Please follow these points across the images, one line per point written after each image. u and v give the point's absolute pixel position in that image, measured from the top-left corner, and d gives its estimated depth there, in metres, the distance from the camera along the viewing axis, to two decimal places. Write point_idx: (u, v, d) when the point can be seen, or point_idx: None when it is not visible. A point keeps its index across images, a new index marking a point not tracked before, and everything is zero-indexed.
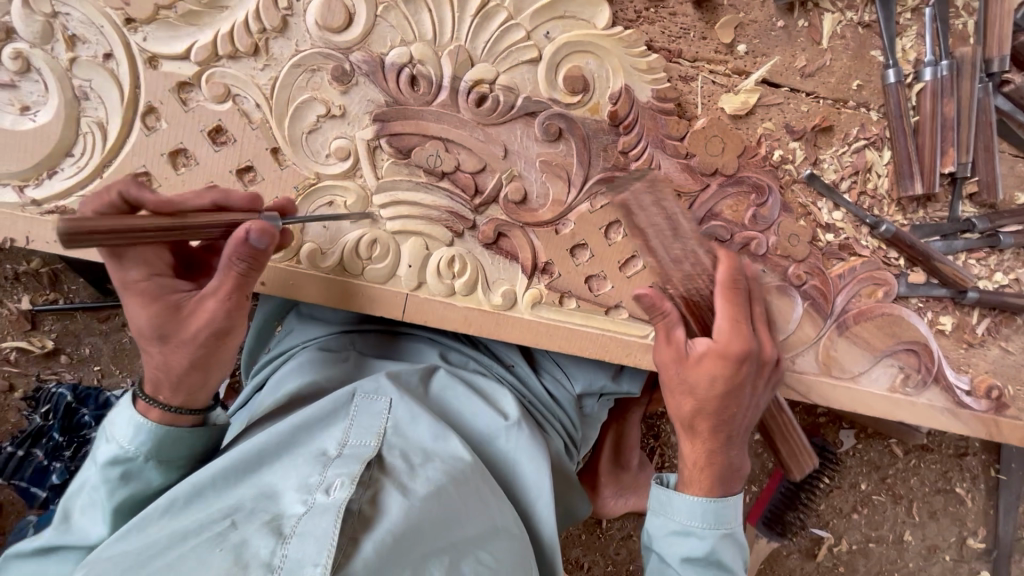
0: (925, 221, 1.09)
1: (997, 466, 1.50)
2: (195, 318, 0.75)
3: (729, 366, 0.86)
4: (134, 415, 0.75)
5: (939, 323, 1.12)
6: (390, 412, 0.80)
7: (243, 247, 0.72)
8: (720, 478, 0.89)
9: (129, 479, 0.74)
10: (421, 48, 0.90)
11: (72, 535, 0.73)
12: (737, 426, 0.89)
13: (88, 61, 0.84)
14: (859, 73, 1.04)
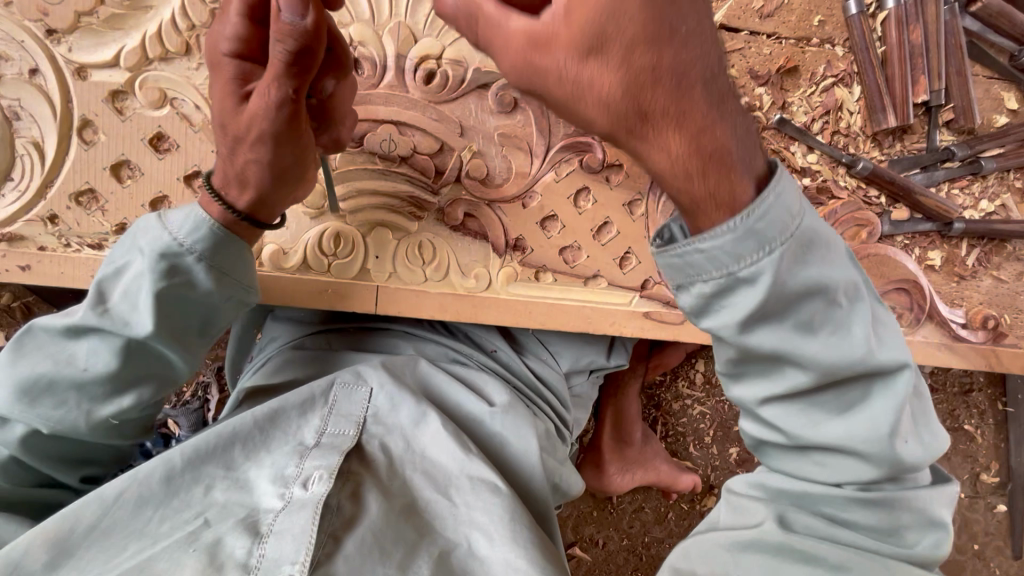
0: (904, 155, 1.07)
1: (1005, 399, 1.53)
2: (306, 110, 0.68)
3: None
4: (195, 208, 0.69)
5: (928, 259, 1.13)
6: (371, 400, 0.78)
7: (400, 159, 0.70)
8: (720, 166, 0.49)
9: (175, 279, 0.67)
10: (360, 29, 0.86)
11: (113, 321, 0.67)
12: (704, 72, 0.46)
13: (14, 79, 0.79)
14: (820, 8, 1.00)
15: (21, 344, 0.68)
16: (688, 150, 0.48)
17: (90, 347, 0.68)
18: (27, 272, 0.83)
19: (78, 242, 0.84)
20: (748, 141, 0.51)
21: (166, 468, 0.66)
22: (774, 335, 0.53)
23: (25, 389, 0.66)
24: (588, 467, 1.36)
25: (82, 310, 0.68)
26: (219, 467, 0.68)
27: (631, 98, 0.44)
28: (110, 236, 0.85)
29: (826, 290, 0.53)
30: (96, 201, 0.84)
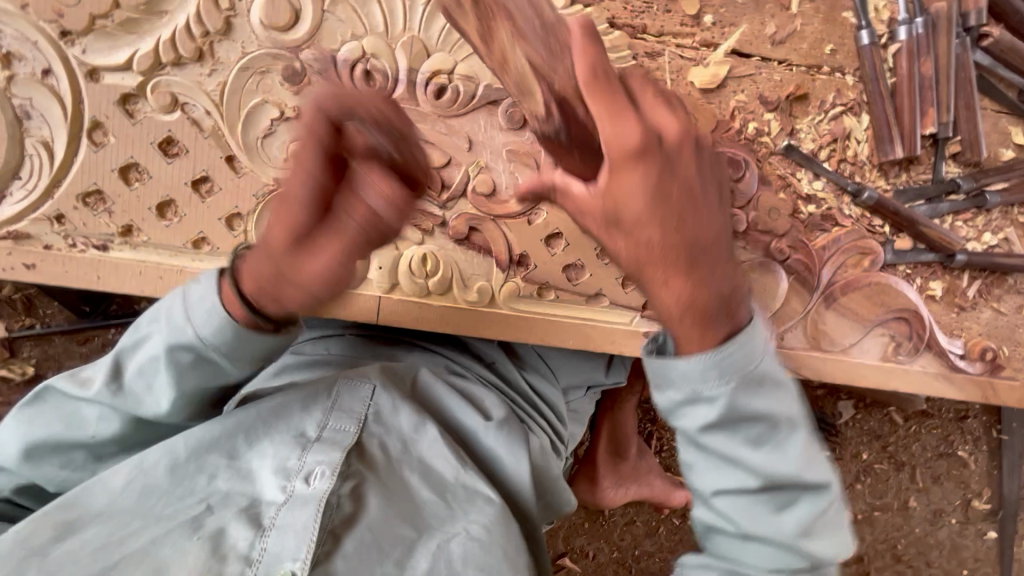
0: (909, 185, 1.07)
1: (999, 427, 1.53)
2: (308, 251, 0.55)
3: (638, 164, 0.50)
4: (213, 298, 0.64)
5: (929, 289, 1.13)
6: (374, 398, 0.75)
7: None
8: (706, 322, 0.53)
9: (193, 368, 0.66)
10: (373, 42, 0.85)
11: (127, 398, 0.67)
12: (707, 250, 0.52)
13: (27, 79, 0.80)
14: (832, 37, 1.00)
15: (42, 398, 0.69)
16: (690, 297, 0.52)
17: (97, 413, 0.69)
18: (33, 270, 0.84)
19: (84, 243, 0.85)
20: (736, 288, 0.54)
21: (170, 458, 0.66)
22: (683, 381, 0.54)
23: (37, 449, 0.69)
24: (582, 480, 1.37)
25: (96, 385, 0.67)
26: (221, 456, 0.66)
27: (636, 266, 0.53)
28: (115, 238, 0.85)
29: (732, 348, 0.53)
30: (103, 202, 0.84)
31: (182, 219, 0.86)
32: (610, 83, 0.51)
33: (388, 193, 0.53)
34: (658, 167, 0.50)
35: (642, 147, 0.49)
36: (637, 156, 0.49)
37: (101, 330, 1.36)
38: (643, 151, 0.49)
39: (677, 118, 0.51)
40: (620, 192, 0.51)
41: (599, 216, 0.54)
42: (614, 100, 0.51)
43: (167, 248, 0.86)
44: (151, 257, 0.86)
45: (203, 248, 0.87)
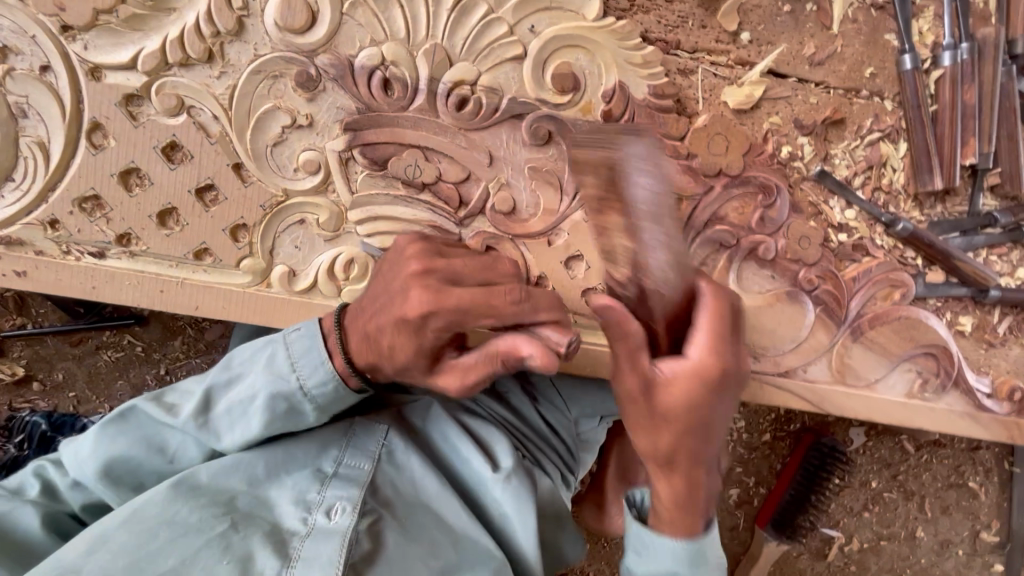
0: (944, 217, 1.03)
1: (1011, 458, 1.48)
2: (450, 370, 0.67)
3: (705, 387, 0.69)
4: (321, 352, 0.73)
5: (958, 324, 1.08)
6: (384, 442, 0.78)
7: (513, 356, 0.64)
8: (679, 525, 0.77)
9: (289, 417, 0.74)
10: (393, 49, 0.81)
11: (214, 431, 0.73)
12: (702, 468, 0.74)
13: (23, 75, 0.75)
14: (872, 60, 0.95)
15: (122, 418, 0.73)
16: (674, 498, 0.75)
17: (181, 439, 0.75)
18: (22, 278, 0.79)
19: (79, 250, 0.80)
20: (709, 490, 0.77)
21: (191, 480, 0.69)
22: (664, 561, 0.78)
23: (115, 465, 0.73)
24: (589, 506, 1.33)
25: (185, 414, 0.72)
26: (242, 482, 0.71)
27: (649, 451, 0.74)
28: (112, 246, 0.81)
29: (705, 543, 0.78)
30: (101, 208, 0.80)
31: (183, 228, 0.81)
32: (720, 314, 0.71)
33: (494, 267, 0.69)
34: (714, 401, 0.70)
35: (715, 383, 0.69)
36: (708, 377, 0.68)
37: (96, 331, 1.33)
38: (713, 382, 0.69)
39: (744, 368, 0.72)
40: (665, 398, 0.70)
41: (648, 384, 0.70)
42: (722, 334, 0.70)
43: (167, 259, 0.82)
44: (151, 267, 0.82)
45: (206, 259, 0.83)
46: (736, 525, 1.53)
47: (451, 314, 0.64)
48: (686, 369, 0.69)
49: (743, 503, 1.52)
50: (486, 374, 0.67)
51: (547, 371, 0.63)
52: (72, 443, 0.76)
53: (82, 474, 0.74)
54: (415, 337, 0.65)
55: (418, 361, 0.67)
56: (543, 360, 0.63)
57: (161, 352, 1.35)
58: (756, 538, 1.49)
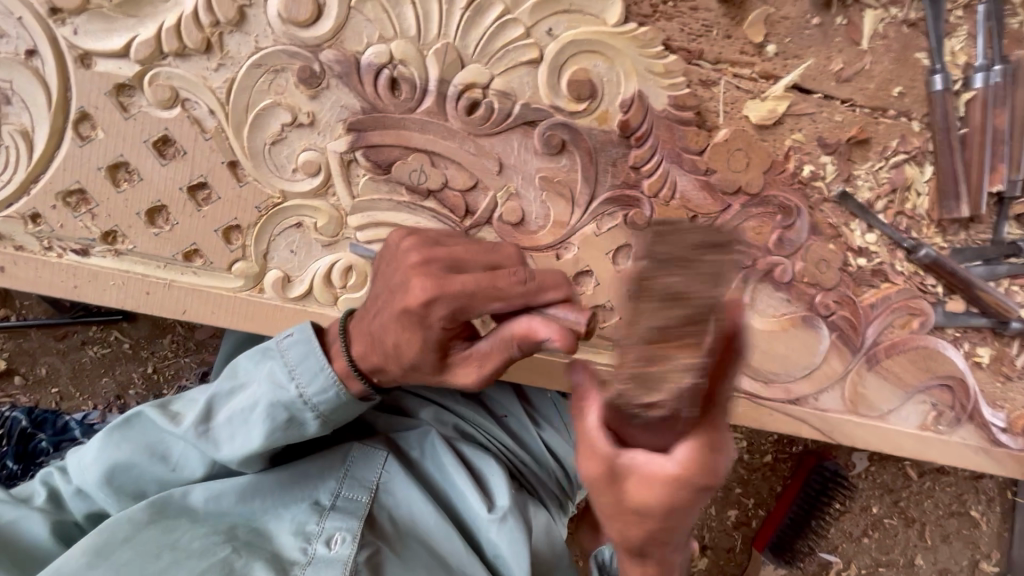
0: (968, 245, 0.99)
1: (1013, 489, 1.41)
2: (465, 362, 0.64)
3: (688, 496, 0.51)
4: (320, 359, 0.71)
5: (975, 355, 1.03)
6: (385, 470, 0.82)
7: (530, 339, 0.60)
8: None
9: (289, 427, 0.71)
10: (403, 47, 0.76)
11: (214, 442, 0.72)
12: (676, 556, 0.59)
13: (8, 59, 0.70)
14: (901, 78, 0.91)
15: (125, 426, 0.74)
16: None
17: (185, 449, 0.74)
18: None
19: (61, 246, 0.76)
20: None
21: (192, 510, 0.74)
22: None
23: (117, 472, 0.73)
24: (586, 526, 1.31)
25: (186, 423, 0.71)
26: (242, 515, 0.76)
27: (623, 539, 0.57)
28: (96, 243, 0.76)
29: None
30: (86, 203, 0.75)
31: (173, 228, 0.77)
32: (720, 411, 0.50)
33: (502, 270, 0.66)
34: (696, 510, 0.53)
35: (703, 491, 0.51)
36: (689, 490, 0.50)
37: (82, 327, 1.29)
38: (698, 491, 0.51)
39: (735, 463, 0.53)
40: (631, 498, 0.52)
41: (620, 479, 0.52)
42: (721, 435, 0.50)
43: (154, 259, 0.78)
44: (137, 267, 0.77)
45: (195, 261, 0.79)
46: (732, 546, 1.48)
47: (456, 299, 0.60)
48: (664, 475, 0.50)
49: (741, 524, 1.48)
50: (501, 360, 0.63)
51: (569, 351, 0.58)
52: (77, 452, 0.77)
53: (87, 480, 0.75)
54: (423, 328, 0.62)
55: (428, 355, 0.64)
56: (564, 342, 0.58)
57: (149, 350, 1.31)
58: (753, 560, 1.46)
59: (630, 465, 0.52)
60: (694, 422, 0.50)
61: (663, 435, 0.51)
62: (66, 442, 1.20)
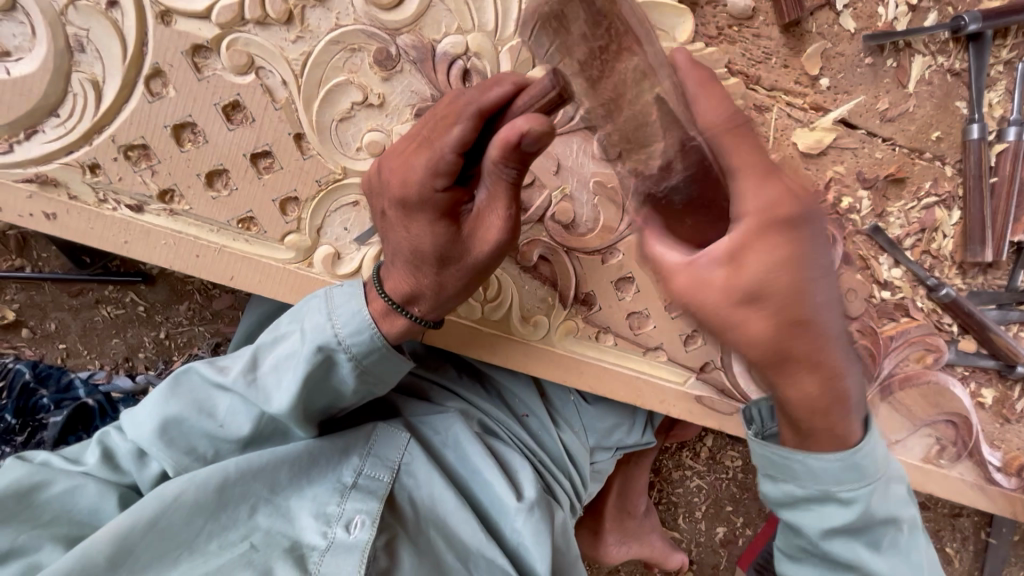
0: (984, 288, 1.03)
1: (989, 529, 1.43)
2: (479, 222, 0.66)
3: (783, 237, 0.50)
4: (361, 307, 0.72)
5: (980, 395, 1.06)
6: (407, 449, 0.82)
7: (507, 150, 0.58)
8: (823, 435, 0.66)
9: (327, 370, 0.73)
10: (479, 40, 0.77)
11: (259, 391, 0.74)
12: (830, 347, 0.56)
13: (88, 7, 0.70)
14: (940, 124, 0.95)
15: (177, 382, 0.76)
16: (817, 394, 0.59)
17: (230, 404, 0.76)
18: (51, 221, 0.75)
19: (116, 200, 0.75)
20: (825, 378, 0.57)
21: (219, 482, 0.72)
22: (818, 481, 0.69)
23: (167, 429, 0.75)
24: (585, 531, 1.33)
25: (235, 372, 0.75)
26: (263, 489, 0.75)
27: (779, 356, 0.54)
28: (153, 201, 0.76)
29: (861, 453, 0.67)
30: (147, 159, 0.75)
31: (231, 193, 0.77)
32: (746, 137, 0.52)
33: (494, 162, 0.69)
34: (806, 242, 0.51)
35: (790, 218, 0.50)
36: (775, 228, 0.50)
37: (98, 285, 1.27)
38: (790, 219, 0.50)
39: (823, 208, 0.52)
40: (741, 271, 0.50)
41: (702, 260, 0.52)
42: (767, 160, 0.52)
43: (209, 224, 0.78)
44: (190, 229, 0.77)
45: (250, 229, 0.78)
46: (718, 563, 1.47)
47: (429, 165, 0.64)
48: (743, 230, 0.50)
49: (729, 543, 1.46)
50: (506, 191, 0.63)
51: (545, 126, 0.56)
52: (131, 412, 0.78)
53: (140, 437, 0.75)
54: (421, 203, 0.66)
55: (441, 233, 0.67)
56: (534, 122, 0.57)
57: (164, 315, 1.29)
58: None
59: (706, 262, 0.52)
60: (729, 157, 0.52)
61: (714, 218, 0.56)
62: (69, 400, 1.15)
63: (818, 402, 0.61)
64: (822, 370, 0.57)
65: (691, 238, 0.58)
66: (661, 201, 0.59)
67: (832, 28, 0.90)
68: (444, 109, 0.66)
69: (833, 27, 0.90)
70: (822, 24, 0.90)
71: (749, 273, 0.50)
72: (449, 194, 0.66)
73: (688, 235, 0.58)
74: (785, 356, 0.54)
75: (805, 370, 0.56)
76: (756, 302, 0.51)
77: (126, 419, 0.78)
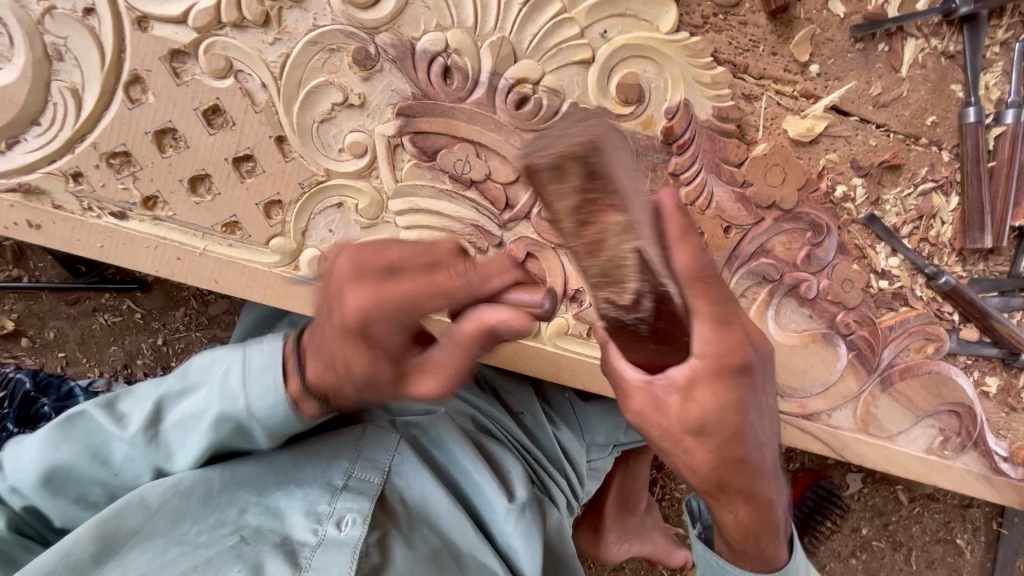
0: (986, 275, 1.00)
1: (1000, 519, 1.40)
2: (419, 374, 0.61)
3: (731, 385, 0.55)
4: (272, 378, 0.69)
5: (984, 384, 1.03)
6: (399, 451, 0.82)
7: (481, 333, 0.55)
8: (754, 556, 0.69)
9: (239, 434, 0.72)
10: (458, 36, 0.76)
11: (165, 446, 0.73)
12: (762, 479, 0.62)
13: (65, 15, 0.70)
14: (935, 108, 0.93)
15: (69, 425, 0.74)
16: (751, 520, 0.65)
17: (126, 454, 0.73)
18: (36, 230, 0.75)
19: (100, 207, 0.76)
20: (762, 504, 0.64)
21: (206, 486, 0.73)
22: None
23: (100, 451, 0.73)
24: (586, 529, 1.32)
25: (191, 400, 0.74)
26: (252, 491, 0.74)
27: (715, 478, 0.60)
28: (136, 207, 0.76)
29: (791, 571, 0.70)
30: (130, 166, 0.75)
31: (214, 198, 0.77)
32: (713, 286, 0.54)
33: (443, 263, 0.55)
34: (750, 400, 0.57)
35: (740, 372, 0.55)
36: (727, 376, 0.54)
37: (94, 293, 1.28)
38: (743, 371, 0.55)
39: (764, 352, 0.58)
40: (688, 406, 0.55)
41: (660, 407, 0.57)
42: (724, 309, 0.54)
43: (192, 229, 0.77)
44: (173, 235, 0.77)
45: (234, 233, 0.78)
46: None
47: (390, 325, 0.56)
48: (695, 373, 0.54)
49: None
50: (463, 357, 0.59)
51: (524, 327, 0.54)
52: (16, 450, 0.75)
53: (23, 482, 0.73)
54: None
55: (376, 370, 0.59)
56: (518, 321, 0.54)
57: (161, 321, 1.29)
58: None
59: (663, 387, 0.56)
60: (692, 299, 0.54)
61: (677, 347, 0.57)
62: (72, 407, 1.15)
63: (747, 524, 0.66)
64: (754, 495, 0.62)
65: (654, 359, 0.59)
66: (626, 327, 0.56)
67: (821, 13, 0.88)
68: (440, 252, 0.55)
69: (822, 13, 0.88)
70: (811, 9, 0.88)
71: (700, 413, 0.55)
72: (383, 341, 0.57)
73: (650, 356, 0.59)
74: (720, 483, 0.60)
75: (733, 494, 0.62)
76: (699, 437, 0.57)
77: (8, 457, 0.75)
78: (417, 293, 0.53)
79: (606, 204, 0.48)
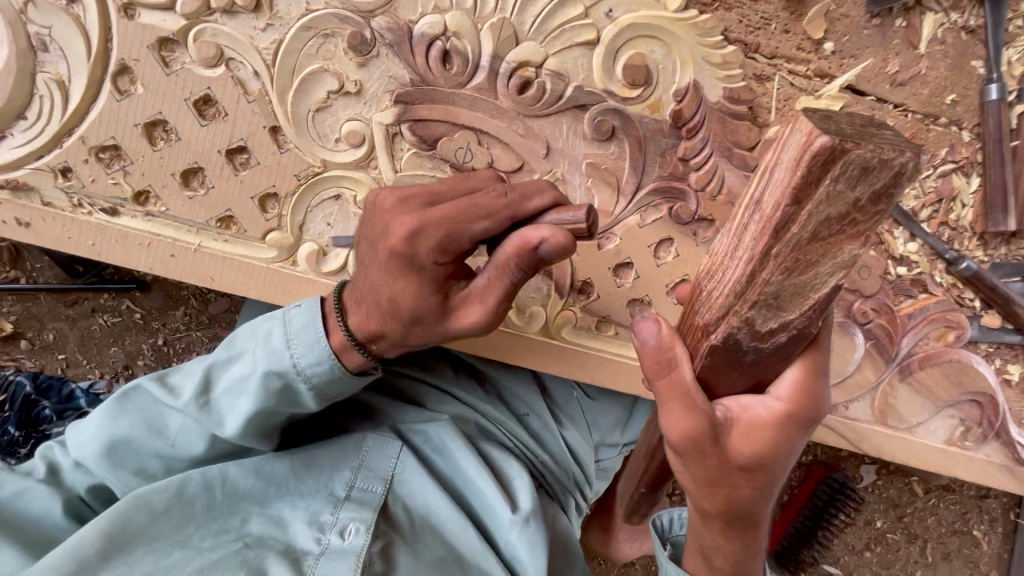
0: (1008, 259, 0.96)
1: (1019, 510, 1.37)
2: (465, 305, 0.64)
3: (795, 433, 0.62)
4: (320, 333, 0.68)
5: (1007, 372, 1.00)
6: (401, 458, 0.80)
7: (524, 251, 0.57)
8: None
9: (285, 395, 0.70)
10: (457, 18, 0.73)
11: (214, 415, 0.71)
12: (761, 512, 0.70)
13: (48, 3, 0.67)
14: (955, 86, 0.89)
15: (124, 399, 0.72)
16: (741, 551, 0.72)
17: (182, 424, 0.72)
18: (26, 229, 0.73)
19: (90, 204, 0.73)
20: (756, 537, 0.72)
21: (207, 498, 0.71)
22: None
23: (156, 422, 0.71)
24: (595, 527, 1.30)
25: (186, 395, 0.70)
26: (253, 502, 0.73)
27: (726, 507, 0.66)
28: (128, 203, 0.74)
29: None
30: (120, 160, 0.73)
31: (208, 192, 0.74)
32: (825, 343, 0.59)
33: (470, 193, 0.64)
34: (792, 449, 0.64)
35: (806, 425, 0.62)
36: (798, 425, 0.61)
37: (93, 294, 1.26)
38: (803, 425, 0.62)
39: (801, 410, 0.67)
40: (745, 445, 0.62)
41: (707, 440, 0.60)
42: (820, 365, 0.61)
43: (186, 224, 0.75)
44: (166, 231, 0.75)
45: (229, 227, 0.76)
46: None
47: (441, 239, 0.59)
48: (773, 417, 0.61)
49: None
50: (504, 290, 0.62)
51: (568, 242, 0.55)
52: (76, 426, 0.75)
53: (86, 457, 0.72)
54: (416, 270, 0.61)
55: (425, 300, 0.63)
56: (558, 241, 0.55)
57: (160, 321, 1.27)
58: None
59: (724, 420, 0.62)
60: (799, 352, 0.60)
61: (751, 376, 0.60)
62: (71, 410, 1.14)
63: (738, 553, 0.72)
64: (748, 528, 0.70)
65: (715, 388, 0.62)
66: (733, 353, 0.56)
67: None
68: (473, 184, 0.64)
69: None
70: None
71: (753, 452, 0.62)
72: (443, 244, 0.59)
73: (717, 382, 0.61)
74: (728, 511, 0.67)
75: (731, 525, 0.69)
76: (744, 471, 0.63)
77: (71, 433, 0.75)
78: (471, 208, 0.59)
79: (852, 234, 0.49)
